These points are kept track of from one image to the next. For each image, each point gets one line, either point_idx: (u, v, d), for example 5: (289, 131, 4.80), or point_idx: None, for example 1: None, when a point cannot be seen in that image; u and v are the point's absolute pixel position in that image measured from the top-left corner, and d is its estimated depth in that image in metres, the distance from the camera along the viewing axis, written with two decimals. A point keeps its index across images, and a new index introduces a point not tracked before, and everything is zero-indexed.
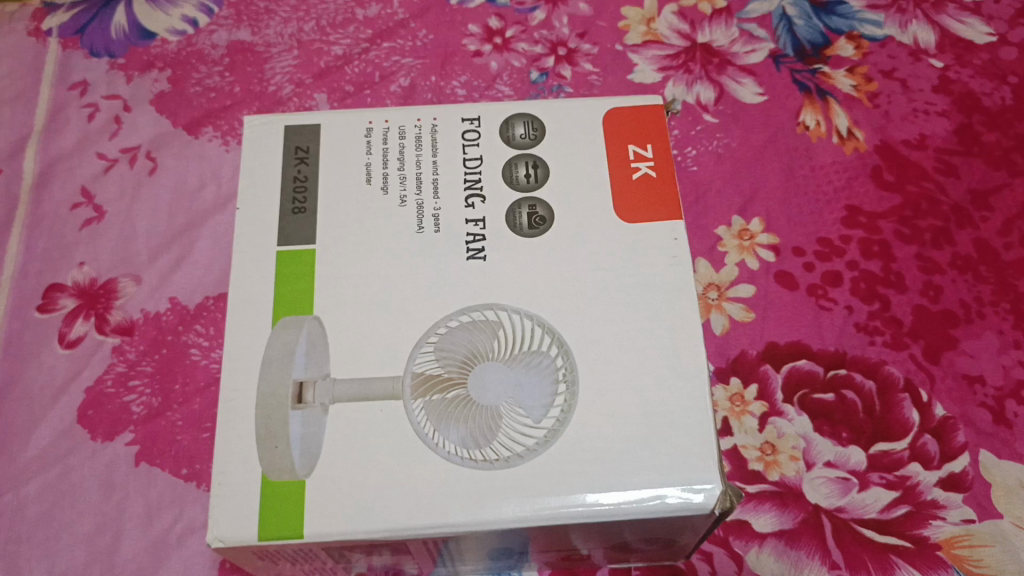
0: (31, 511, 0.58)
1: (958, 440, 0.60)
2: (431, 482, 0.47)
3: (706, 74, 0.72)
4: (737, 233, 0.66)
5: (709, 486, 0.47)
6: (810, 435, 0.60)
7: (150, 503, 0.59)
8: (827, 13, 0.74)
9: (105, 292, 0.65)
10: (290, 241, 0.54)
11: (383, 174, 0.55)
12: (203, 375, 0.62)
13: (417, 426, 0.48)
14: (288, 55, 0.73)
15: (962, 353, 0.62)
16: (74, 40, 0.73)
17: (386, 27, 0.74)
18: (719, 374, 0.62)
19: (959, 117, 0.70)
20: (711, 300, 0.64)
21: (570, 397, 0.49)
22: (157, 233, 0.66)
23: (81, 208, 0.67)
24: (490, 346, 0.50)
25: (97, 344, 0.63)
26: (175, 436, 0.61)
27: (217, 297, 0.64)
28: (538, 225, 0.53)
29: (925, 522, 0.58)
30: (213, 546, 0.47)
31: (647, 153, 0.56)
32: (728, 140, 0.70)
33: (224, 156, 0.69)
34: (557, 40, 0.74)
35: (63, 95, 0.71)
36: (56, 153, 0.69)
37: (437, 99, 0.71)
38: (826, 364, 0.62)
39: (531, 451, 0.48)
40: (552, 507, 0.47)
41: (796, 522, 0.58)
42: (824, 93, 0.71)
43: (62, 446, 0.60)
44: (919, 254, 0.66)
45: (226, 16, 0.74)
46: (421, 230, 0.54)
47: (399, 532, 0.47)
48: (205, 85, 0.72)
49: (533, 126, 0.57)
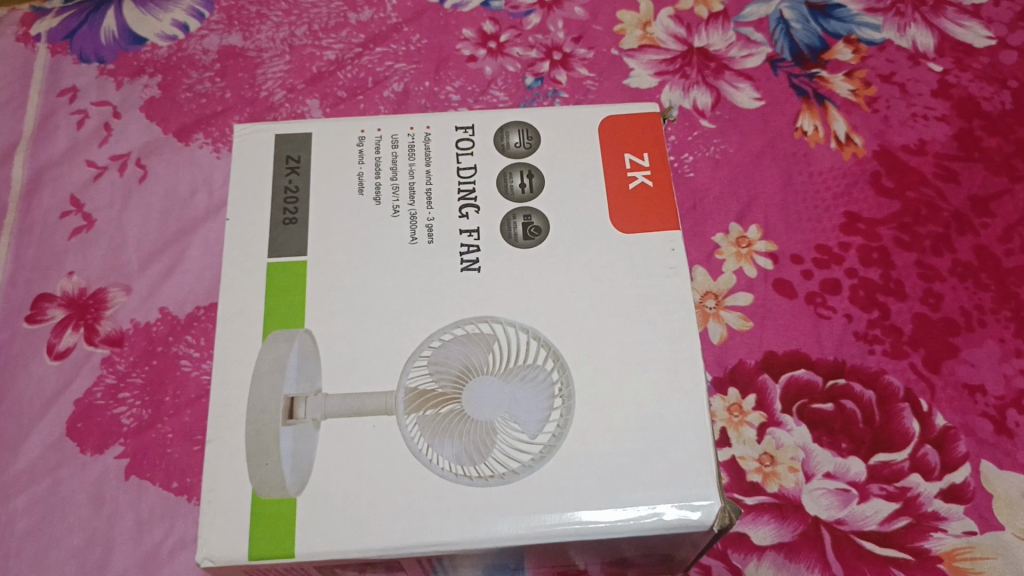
0: (20, 526, 0.57)
1: (959, 450, 0.59)
2: (425, 499, 0.47)
3: (703, 79, 0.71)
4: (735, 241, 0.65)
5: (708, 502, 0.47)
6: (809, 446, 0.59)
7: (141, 517, 0.58)
8: (825, 17, 0.73)
9: (94, 302, 0.64)
10: (281, 253, 0.53)
11: (376, 183, 0.55)
12: (194, 387, 0.61)
13: (410, 442, 0.47)
14: (280, 60, 0.72)
15: (963, 361, 0.62)
16: (63, 45, 0.72)
17: (380, 31, 0.73)
18: (718, 384, 0.61)
19: (959, 122, 0.70)
20: (709, 308, 0.63)
21: (566, 412, 0.48)
22: (147, 242, 0.66)
23: (70, 216, 0.66)
24: (484, 360, 0.49)
25: (86, 355, 0.62)
26: (166, 449, 0.60)
27: (209, 307, 0.64)
28: (533, 235, 0.53)
29: (926, 534, 0.57)
30: (203, 565, 0.46)
31: (644, 161, 0.55)
32: (726, 146, 0.69)
33: (215, 163, 0.68)
34: (553, 45, 0.73)
35: (52, 102, 0.70)
36: (45, 161, 0.68)
37: (431, 104, 0.70)
38: (825, 373, 0.61)
39: (526, 468, 0.47)
40: (548, 524, 0.46)
41: (796, 534, 0.57)
42: (822, 98, 0.70)
43: (51, 460, 0.59)
44: (919, 261, 0.65)
45: (218, 21, 0.73)
46: (414, 241, 0.53)
47: (392, 551, 0.46)
48: (196, 91, 0.71)
49: (528, 135, 0.56)
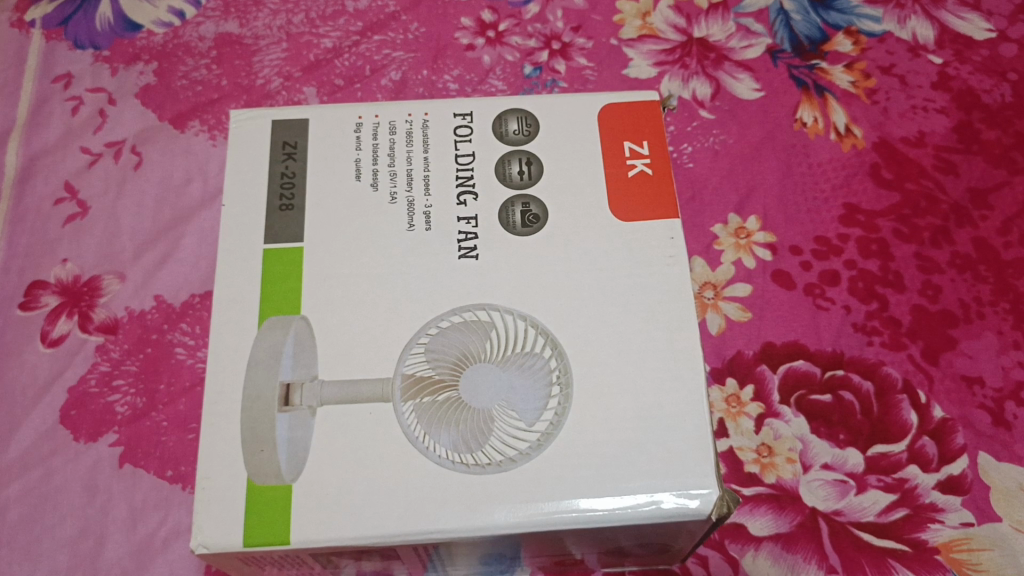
0: (12, 514, 0.57)
1: (957, 441, 0.59)
2: (422, 486, 0.46)
3: (702, 69, 0.71)
4: (734, 232, 0.65)
5: (706, 491, 0.46)
6: (807, 437, 0.59)
7: (134, 506, 0.57)
8: (825, 9, 0.73)
9: (88, 289, 0.63)
10: (277, 240, 0.52)
11: (373, 170, 0.54)
12: (189, 375, 0.61)
13: (407, 429, 0.47)
14: (276, 48, 0.71)
15: (961, 353, 0.62)
16: (58, 32, 0.72)
17: (377, 20, 0.73)
18: (715, 374, 0.61)
19: (958, 114, 0.69)
20: (707, 299, 0.63)
21: (564, 400, 0.48)
22: (142, 230, 0.65)
23: (64, 204, 0.66)
24: (481, 347, 0.49)
25: (80, 343, 0.62)
26: (160, 437, 0.59)
27: (204, 295, 0.63)
28: (531, 223, 0.52)
29: (924, 525, 0.57)
30: (197, 553, 0.46)
31: (643, 150, 0.55)
32: (725, 137, 0.69)
33: (211, 150, 0.68)
34: (551, 34, 0.72)
35: (47, 88, 0.70)
36: (39, 147, 0.68)
37: (428, 93, 0.70)
38: (824, 365, 0.61)
39: (523, 456, 0.47)
40: (545, 512, 0.46)
41: (793, 525, 0.57)
42: (821, 89, 0.70)
43: (45, 447, 0.59)
44: (918, 253, 0.65)
45: (214, 8, 0.73)
46: (411, 228, 0.52)
47: (389, 538, 0.46)
48: (192, 78, 0.70)
49: (527, 122, 0.56)
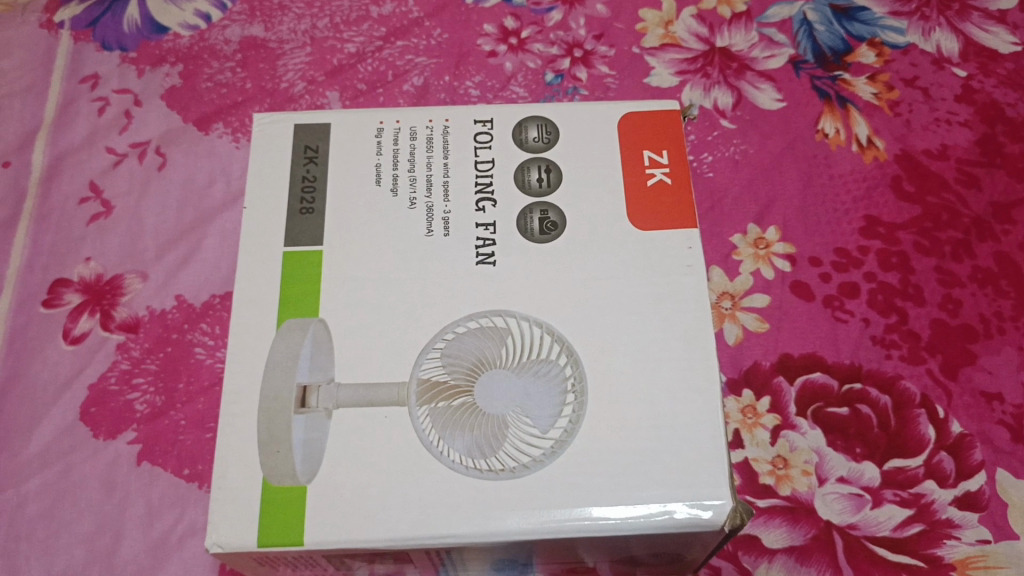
0: (31, 509, 0.58)
1: (975, 458, 0.59)
2: (436, 490, 0.47)
3: (724, 79, 0.71)
4: (753, 242, 0.65)
5: (719, 502, 0.46)
6: (823, 450, 0.59)
7: (151, 504, 0.58)
8: (849, 20, 0.73)
9: (111, 287, 0.64)
10: (298, 243, 0.53)
11: (394, 175, 0.55)
12: (207, 375, 0.61)
13: (422, 434, 0.48)
14: (301, 52, 0.72)
15: (980, 368, 0.61)
16: (86, 32, 0.73)
17: (400, 25, 0.73)
18: (732, 385, 0.61)
19: (982, 128, 0.69)
20: (724, 309, 0.63)
21: (578, 408, 0.48)
22: (164, 230, 0.66)
23: (89, 203, 0.67)
24: (497, 354, 0.49)
25: (101, 341, 0.63)
26: (178, 436, 0.60)
27: (224, 296, 0.64)
28: (549, 230, 0.52)
29: (939, 541, 0.56)
30: (212, 551, 0.46)
31: (663, 159, 0.55)
32: (745, 147, 0.68)
33: (234, 152, 0.68)
34: (573, 42, 0.72)
35: (74, 88, 0.71)
36: (65, 146, 0.69)
37: (450, 99, 0.70)
38: (841, 378, 0.61)
39: (537, 462, 0.47)
40: (557, 519, 0.46)
41: (807, 538, 0.57)
42: (844, 100, 0.70)
43: (65, 444, 0.60)
44: (938, 266, 0.64)
45: (240, 12, 0.74)
46: (430, 233, 0.53)
47: (401, 542, 0.46)
48: (217, 81, 0.71)
49: (547, 130, 0.56)
